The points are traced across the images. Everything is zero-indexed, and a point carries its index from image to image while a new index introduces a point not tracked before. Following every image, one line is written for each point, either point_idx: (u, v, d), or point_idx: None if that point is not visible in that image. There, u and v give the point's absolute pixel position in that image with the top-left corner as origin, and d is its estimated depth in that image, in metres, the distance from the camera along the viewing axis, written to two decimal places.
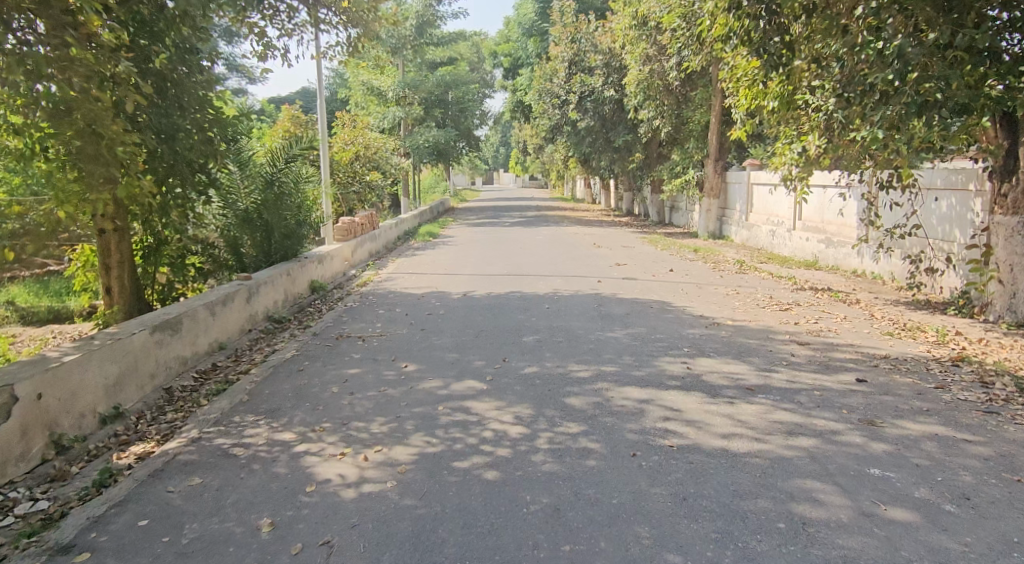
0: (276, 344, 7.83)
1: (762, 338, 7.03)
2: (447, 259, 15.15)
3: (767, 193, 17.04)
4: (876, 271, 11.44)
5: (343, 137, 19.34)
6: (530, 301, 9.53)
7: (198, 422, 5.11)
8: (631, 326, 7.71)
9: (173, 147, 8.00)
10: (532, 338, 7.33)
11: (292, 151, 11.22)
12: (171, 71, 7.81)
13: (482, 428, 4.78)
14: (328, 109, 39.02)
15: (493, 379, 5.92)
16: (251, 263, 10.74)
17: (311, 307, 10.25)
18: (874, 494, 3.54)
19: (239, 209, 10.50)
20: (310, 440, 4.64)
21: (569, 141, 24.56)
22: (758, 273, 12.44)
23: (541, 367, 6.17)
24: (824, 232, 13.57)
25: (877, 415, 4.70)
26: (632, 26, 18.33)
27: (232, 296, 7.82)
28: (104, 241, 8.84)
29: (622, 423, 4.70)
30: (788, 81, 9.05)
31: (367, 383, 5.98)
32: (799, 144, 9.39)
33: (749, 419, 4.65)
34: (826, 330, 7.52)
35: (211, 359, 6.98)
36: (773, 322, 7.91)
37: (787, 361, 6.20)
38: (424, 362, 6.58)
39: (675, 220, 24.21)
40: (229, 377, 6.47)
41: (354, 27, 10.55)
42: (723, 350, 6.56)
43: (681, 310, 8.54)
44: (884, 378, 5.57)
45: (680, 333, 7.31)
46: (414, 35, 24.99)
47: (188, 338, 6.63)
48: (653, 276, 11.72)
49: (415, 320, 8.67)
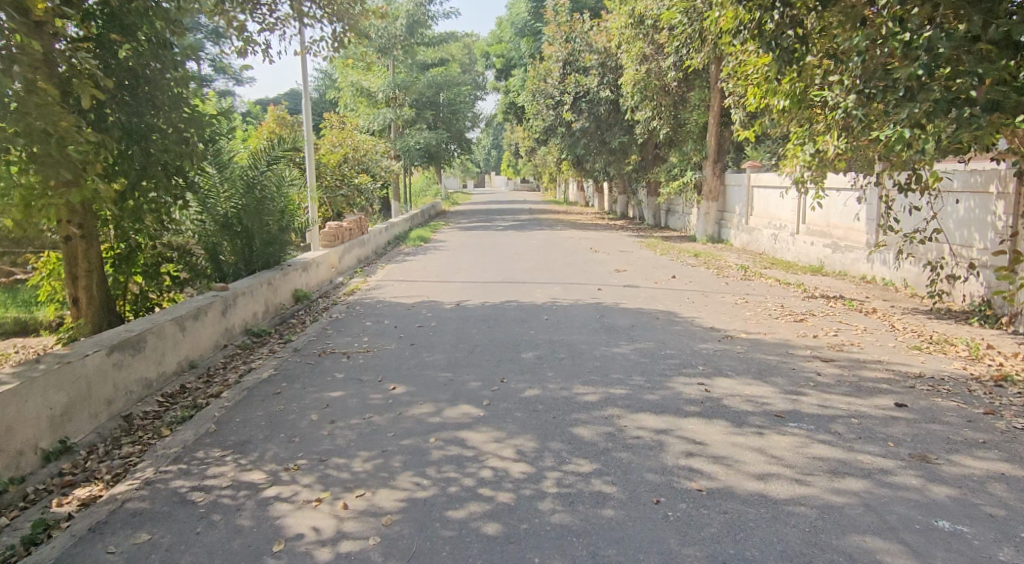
0: (252, 361, 7.23)
1: (782, 354, 6.46)
2: (438, 265, 14.55)
3: (768, 195, 16.55)
4: (890, 278, 10.91)
5: (332, 139, 18.89)
6: (528, 311, 8.94)
7: (156, 459, 4.51)
8: (638, 340, 7.14)
9: (146, 148, 7.34)
10: (532, 354, 6.74)
11: (274, 152, 10.61)
12: (144, 67, 7.17)
13: (480, 466, 4.19)
14: (316, 110, 38.34)
15: (490, 404, 5.33)
16: (230, 271, 10.09)
17: (294, 319, 9.64)
18: (949, 558, 2.99)
19: (218, 213, 9.85)
20: (281, 483, 4.05)
21: (562, 143, 23.99)
22: (764, 280, 11.89)
23: (543, 390, 5.58)
24: (831, 236, 13.07)
25: (929, 447, 4.14)
26: (629, 24, 17.79)
27: (205, 310, 7.21)
28: (70, 249, 8.15)
29: (640, 459, 4.12)
30: (801, 77, 8.53)
31: (350, 409, 5.38)
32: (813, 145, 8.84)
33: (784, 455, 4.08)
34: (848, 344, 6.93)
35: (180, 380, 6.38)
36: (790, 335, 7.33)
37: (814, 380, 5.62)
38: (413, 383, 5.98)
39: (671, 224, 23.70)
40: (198, 401, 5.87)
41: (339, 22, 9.87)
42: (742, 368, 5.99)
43: (689, 322, 7.97)
44: (926, 402, 5.00)
45: (692, 349, 6.73)
46: (404, 35, 24.44)
47: (152, 358, 6.04)
48: (656, 284, 11.15)
49: (404, 333, 8.07)
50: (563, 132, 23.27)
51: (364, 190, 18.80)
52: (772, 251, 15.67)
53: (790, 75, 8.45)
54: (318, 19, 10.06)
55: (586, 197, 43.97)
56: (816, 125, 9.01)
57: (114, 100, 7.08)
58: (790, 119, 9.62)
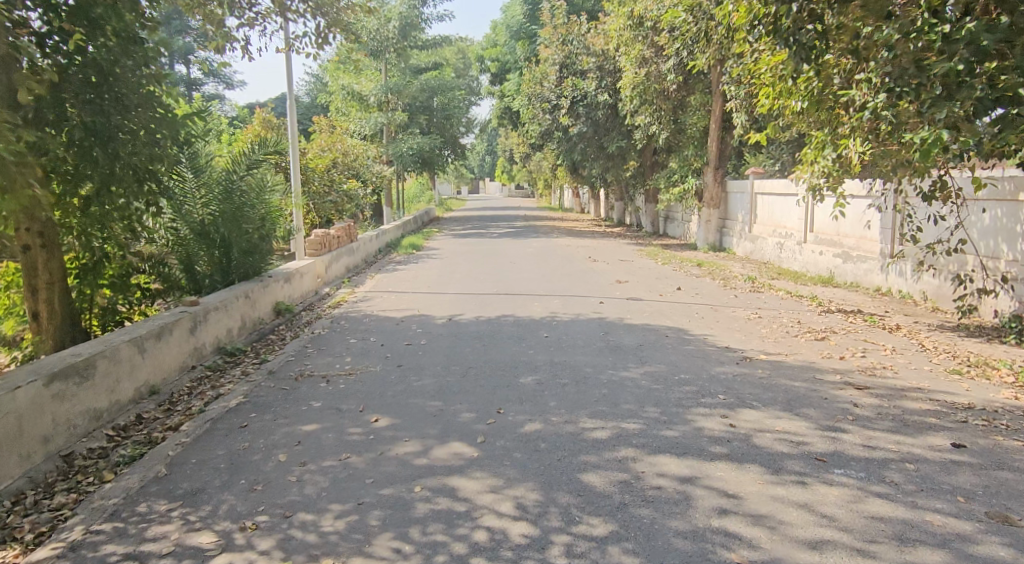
0: (222, 385, 6.54)
1: (810, 380, 5.80)
2: (430, 274, 13.87)
3: (773, 202, 15.94)
4: (908, 291, 10.27)
5: (320, 144, 18.30)
6: (525, 328, 8.29)
7: (90, 514, 3.86)
8: (648, 363, 6.48)
9: (111, 150, 6.62)
10: (531, 379, 6.08)
11: (254, 155, 9.89)
12: (112, 63, 6.46)
13: (473, 526, 3.53)
14: (307, 115, 37.75)
15: (485, 442, 4.67)
16: (205, 283, 9.39)
17: (272, 335, 8.94)
18: None
19: (194, 221, 9.14)
20: (234, 550, 3.41)
21: (560, 148, 23.36)
22: (775, 292, 11.25)
23: (545, 425, 4.92)
24: (841, 246, 12.44)
25: (1006, 502, 3.51)
26: (627, 25, 17.21)
27: (169, 328, 6.51)
28: (28, 259, 7.32)
29: (662, 518, 3.48)
30: (820, 74, 7.87)
31: (324, 447, 4.72)
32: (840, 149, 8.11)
33: (834, 513, 3.45)
34: (880, 368, 6.26)
35: (136, 409, 5.71)
36: (813, 357, 6.66)
37: (852, 412, 4.96)
38: (398, 415, 5.31)
39: (670, 231, 23.09)
40: (153, 435, 5.21)
41: (322, 16, 9.15)
42: (768, 397, 5.33)
43: (701, 341, 7.31)
44: (987, 440, 4.35)
45: (709, 373, 6.07)
46: (397, 37, 23.75)
47: (102, 386, 5.36)
48: (660, 296, 10.49)
49: (391, 352, 7.40)
50: (559, 137, 22.52)
51: (354, 197, 18.12)
52: (778, 261, 15.06)
53: (808, 72, 7.79)
54: (301, 14, 9.38)
55: (581, 203, 43.47)
56: (836, 127, 8.40)
57: (75, 97, 6.36)
58: (808, 120, 8.97)
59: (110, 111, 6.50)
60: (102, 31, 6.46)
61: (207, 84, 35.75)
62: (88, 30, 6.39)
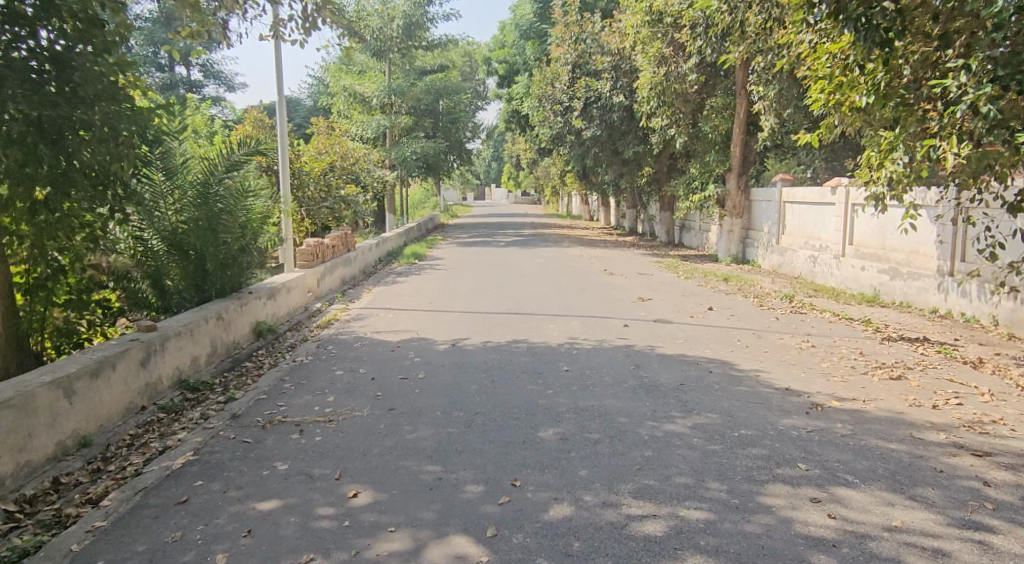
0: (173, 433, 5.32)
1: (908, 441, 4.58)
2: (432, 288, 12.67)
3: (804, 212, 14.73)
4: (978, 315, 9.07)
5: (316, 146, 16.78)
6: (542, 358, 7.09)
7: None
8: (697, 411, 5.27)
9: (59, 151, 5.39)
10: (553, 435, 4.86)
11: (235, 155, 8.53)
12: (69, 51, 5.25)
13: None
14: (308, 116, 36.68)
15: (499, 537, 3.49)
16: (176, 301, 8.13)
17: (249, 363, 7.75)
18: None
19: (163, 229, 7.89)
20: None
21: (572, 152, 22.29)
22: (819, 313, 10.03)
23: (577, 509, 3.70)
24: (888, 261, 11.26)
25: None
26: (645, 21, 15.94)
27: (109, 364, 5.28)
28: None
29: None
30: (891, 61, 6.65)
31: (284, 541, 3.54)
32: (932, 149, 6.70)
33: None
34: (988, 422, 5.03)
35: (55, 470, 4.51)
36: (898, 405, 5.42)
37: (988, 495, 3.76)
38: (385, 487, 4.11)
39: (687, 241, 21.92)
40: (66, 511, 4.02)
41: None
42: (864, 469, 4.11)
43: (754, 380, 6.08)
44: None
45: (777, 428, 4.86)
46: (401, 38, 22.40)
47: (5, 444, 4.17)
48: (692, 318, 9.28)
49: (383, 389, 6.20)
50: (571, 141, 21.36)
51: (352, 202, 16.77)
52: (811, 275, 13.84)
53: (879, 58, 6.59)
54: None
55: (589, 210, 42.22)
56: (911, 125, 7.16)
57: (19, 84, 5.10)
58: (873, 117, 7.72)
59: (59, 101, 5.19)
60: (57, 10, 5.18)
61: (207, 87, 34.69)
62: (38, 9, 5.11)
